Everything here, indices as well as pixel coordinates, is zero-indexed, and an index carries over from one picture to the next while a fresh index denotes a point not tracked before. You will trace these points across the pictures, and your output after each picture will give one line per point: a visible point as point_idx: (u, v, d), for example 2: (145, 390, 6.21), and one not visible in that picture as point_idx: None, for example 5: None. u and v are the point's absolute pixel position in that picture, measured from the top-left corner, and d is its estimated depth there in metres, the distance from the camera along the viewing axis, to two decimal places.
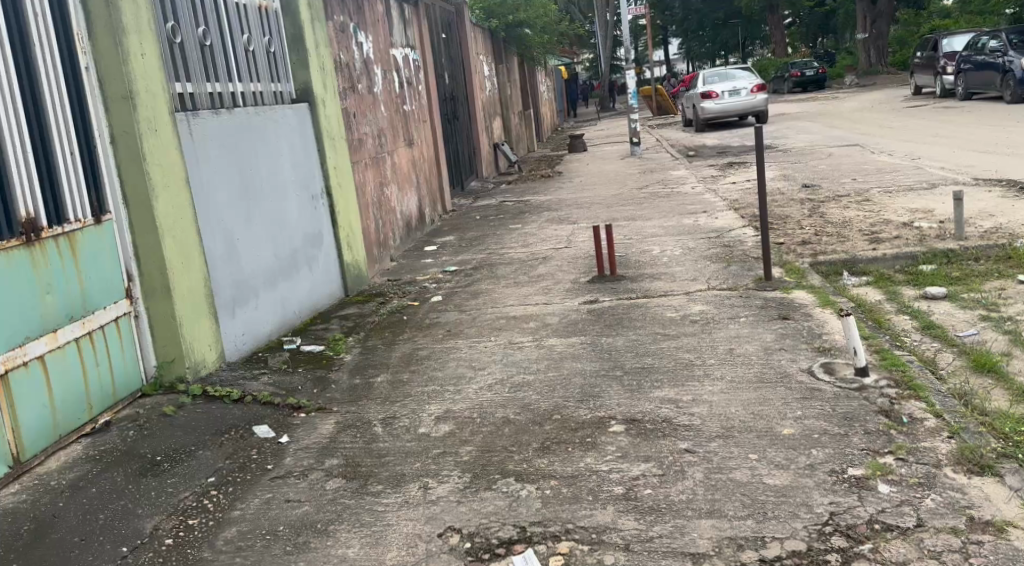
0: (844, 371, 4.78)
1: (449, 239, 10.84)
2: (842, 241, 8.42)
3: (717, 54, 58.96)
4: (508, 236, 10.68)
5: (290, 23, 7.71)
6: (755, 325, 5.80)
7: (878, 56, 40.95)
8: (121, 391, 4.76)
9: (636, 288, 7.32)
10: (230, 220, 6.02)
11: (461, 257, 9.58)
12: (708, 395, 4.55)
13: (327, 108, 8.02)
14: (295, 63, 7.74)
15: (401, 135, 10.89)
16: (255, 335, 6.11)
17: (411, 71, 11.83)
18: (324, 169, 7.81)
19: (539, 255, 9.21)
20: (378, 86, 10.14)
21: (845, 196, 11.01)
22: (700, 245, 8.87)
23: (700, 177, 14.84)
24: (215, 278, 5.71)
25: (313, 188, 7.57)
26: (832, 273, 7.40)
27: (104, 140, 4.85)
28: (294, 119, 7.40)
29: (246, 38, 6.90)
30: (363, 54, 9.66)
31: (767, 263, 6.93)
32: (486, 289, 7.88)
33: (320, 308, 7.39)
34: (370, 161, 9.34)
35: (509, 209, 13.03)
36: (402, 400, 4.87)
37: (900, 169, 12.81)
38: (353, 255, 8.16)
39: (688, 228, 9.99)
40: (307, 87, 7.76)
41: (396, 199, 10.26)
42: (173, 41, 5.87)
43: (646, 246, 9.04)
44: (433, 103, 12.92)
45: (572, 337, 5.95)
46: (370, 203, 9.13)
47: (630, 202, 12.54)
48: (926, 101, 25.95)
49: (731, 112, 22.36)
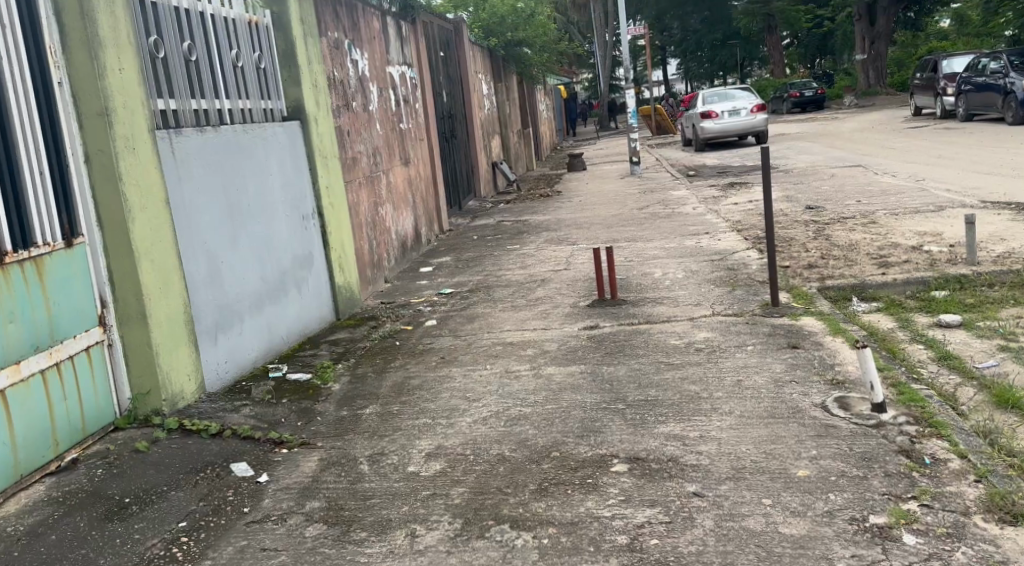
0: (859, 406, 4.52)
1: (445, 260, 10.58)
2: (849, 265, 8.16)
3: (715, 74, 58.92)
4: (505, 257, 10.42)
5: (282, 39, 7.50)
6: (763, 354, 5.54)
7: (877, 78, 40.86)
8: (91, 425, 4.53)
9: (638, 313, 7.06)
10: (214, 242, 5.79)
11: (458, 279, 9.33)
12: (716, 432, 4.28)
13: (320, 126, 7.80)
14: (286, 79, 7.51)
15: (398, 154, 10.66)
16: (239, 362, 5.86)
17: (407, 88, 11.61)
18: (316, 188, 7.57)
19: (537, 278, 8.95)
20: (374, 104, 9.91)
21: (849, 218, 10.78)
22: (704, 268, 8.62)
23: (701, 198, 14.60)
24: (197, 302, 5.47)
25: (305, 208, 7.34)
26: (840, 298, 7.15)
27: (77, 160, 4.64)
28: (286, 136, 7.17)
29: (234, 54, 6.67)
30: (358, 71, 9.44)
31: (774, 288, 6.69)
32: (483, 313, 7.61)
33: (311, 332, 7.13)
34: (365, 179, 9.10)
35: (508, 230, 12.78)
36: (391, 434, 4.61)
37: (904, 191, 12.59)
38: (346, 277, 7.91)
39: (690, 250, 9.73)
40: (299, 104, 7.52)
41: (391, 219, 10.02)
42: (156, 56, 5.64)
43: (648, 268, 8.79)
44: (430, 121, 12.70)
45: (571, 365, 5.69)
46: (363, 223, 8.88)
47: (630, 223, 12.30)
48: (927, 122, 25.80)
49: (731, 132, 22.16)
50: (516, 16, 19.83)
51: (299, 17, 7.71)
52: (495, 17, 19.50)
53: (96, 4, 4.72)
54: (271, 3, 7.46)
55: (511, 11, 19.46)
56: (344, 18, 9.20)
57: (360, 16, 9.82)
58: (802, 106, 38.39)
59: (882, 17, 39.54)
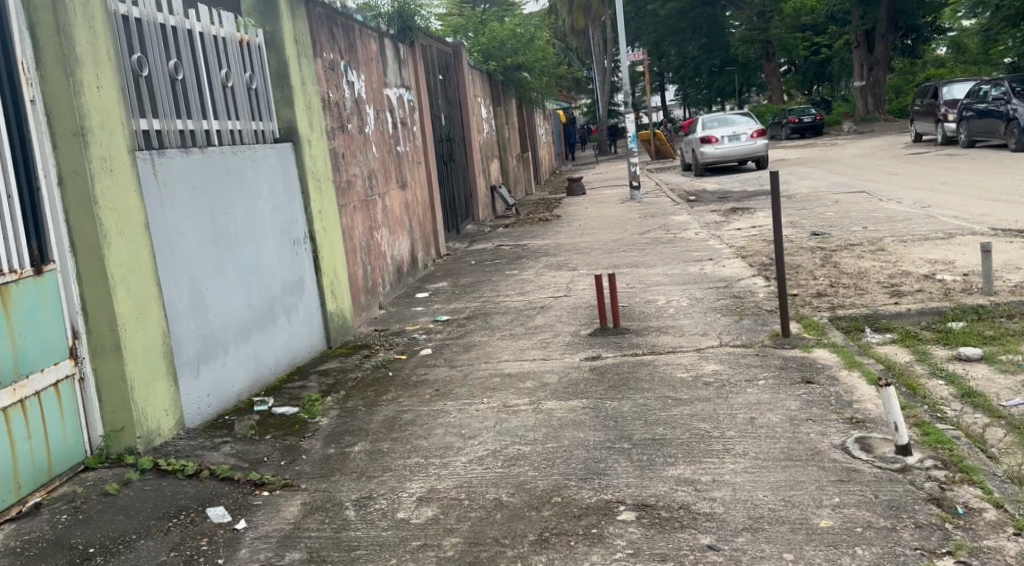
0: (882, 448, 4.23)
1: (442, 285, 10.30)
2: (860, 294, 7.88)
3: (714, 100, 58.93)
4: (504, 283, 10.14)
5: (274, 58, 7.25)
6: (776, 390, 5.26)
7: (875, 105, 40.78)
8: (58, 465, 4.27)
9: (642, 343, 6.78)
10: (198, 268, 5.52)
11: (454, 305, 9.04)
12: (729, 476, 4.00)
13: (313, 148, 7.54)
14: (278, 100, 7.25)
15: (394, 178, 10.41)
16: (223, 394, 5.57)
17: (405, 111, 11.37)
18: (308, 212, 7.30)
19: (537, 305, 8.67)
20: (371, 126, 9.66)
21: (855, 245, 10.52)
22: (709, 295, 8.34)
23: (703, 223, 14.35)
24: (177, 332, 5.19)
25: (296, 232, 7.06)
26: (852, 329, 6.87)
27: (49, 181, 4.38)
28: (277, 158, 6.91)
29: (224, 73, 6.43)
30: (354, 92, 9.19)
31: (784, 317, 6.41)
32: (480, 342, 7.32)
33: (300, 362, 6.83)
34: (360, 203, 8.83)
35: (506, 254, 12.52)
36: (381, 475, 4.32)
37: (911, 217, 12.33)
38: (339, 303, 7.63)
39: (694, 276, 9.45)
40: (292, 126, 7.27)
41: (387, 243, 9.74)
42: (139, 75, 5.38)
43: (651, 296, 8.51)
44: (429, 144, 12.47)
45: (573, 399, 5.39)
46: (358, 247, 8.60)
47: (632, 248, 12.04)
48: (928, 149, 25.60)
49: (731, 157, 21.95)
50: (515, 40, 19.66)
51: (293, 36, 7.46)
52: (497, 41, 19.27)
53: (74, 18, 4.47)
54: (263, 21, 7.22)
55: (511, 35, 19.24)
56: (340, 38, 8.97)
57: (356, 37, 9.60)
58: (801, 132, 38.25)
59: (880, 44, 39.52)
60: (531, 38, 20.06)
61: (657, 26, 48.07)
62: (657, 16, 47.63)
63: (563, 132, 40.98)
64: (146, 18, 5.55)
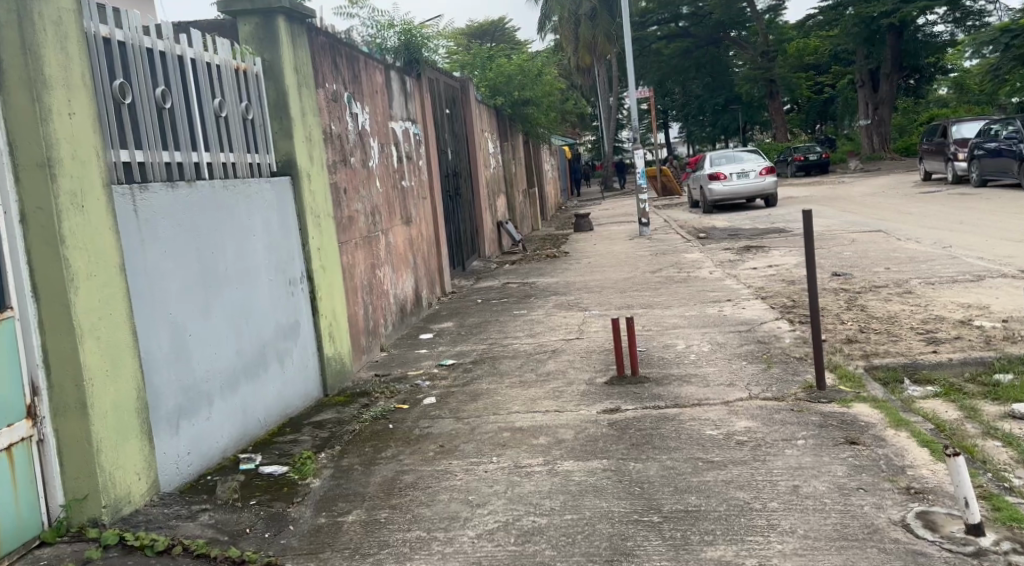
0: (948, 526, 3.79)
1: (448, 326, 9.81)
2: (894, 340, 7.38)
3: (719, 137, 58.69)
4: (513, 323, 9.66)
5: (272, 89, 6.82)
6: (818, 452, 4.79)
7: (881, 143, 40.41)
8: (8, 543, 3.84)
9: (665, 393, 6.28)
10: (182, 313, 5.07)
11: (460, 347, 8.56)
12: (778, 560, 3.62)
13: (313, 183, 7.08)
14: (276, 132, 6.80)
15: (399, 214, 9.95)
16: (205, 451, 5.12)
17: (410, 145, 10.95)
18: (306, 250, 6.84)
19: (548, 348, 8.18)
20: (375, 160, 9.21)
21: (880, 287, 10.01)
22: (732, 340, 7.83)
23: (717, 261, 13.89)
24: (156, 384, 4.75)
25: (292, 272, 6.60)
26: (890, 379, 6.38)
27: (10, 219, 3.95)
28: (273, 193, 6.45)
29: (218, 102, 5.99)
30: (358, 125, 8.75)
31: (819, 369, 5.94)
32: (488, 390, 6.80)
33: (295, 411, 6.36)
34: (362, 240, 8.37)
35: (514, 293, 12.03)
36: (377, 554, 3.91)
37: (933, 258, 11.83)
38: (337, 347, 7.14)
39: (712, 319, 8.96)
40: (290, 159, 6.82)
41: (390, 281, 9.25)
42: (122, 103, 4.92)
43: (670, 340, 8.00)
44: (434, 180, 12.02)
45: (593, 459, 4.88)
46: (359, 286, 8.12)
47: (645, 287, 11.54)
48: (939, 188, 25.15)
49: (740, 195, 21.53)
50: (523, 75, 19.31)
51: (293, 65, 7.03)
52: (504, 76, 19.05)
53: (42, 38, 4.05)
54: (261, 49, 6.80)
55: (518, 71, 18.99)
56: (344, 69, 8.53)
57: (361, 67, 9.17)
58: (807, 170, 37.88)
59: (886, 82, 39.27)
60: (540, 73, 19.64)
61: None
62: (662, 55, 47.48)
63: (568, 169, 40.64)
64: (130, 43, 5.10)
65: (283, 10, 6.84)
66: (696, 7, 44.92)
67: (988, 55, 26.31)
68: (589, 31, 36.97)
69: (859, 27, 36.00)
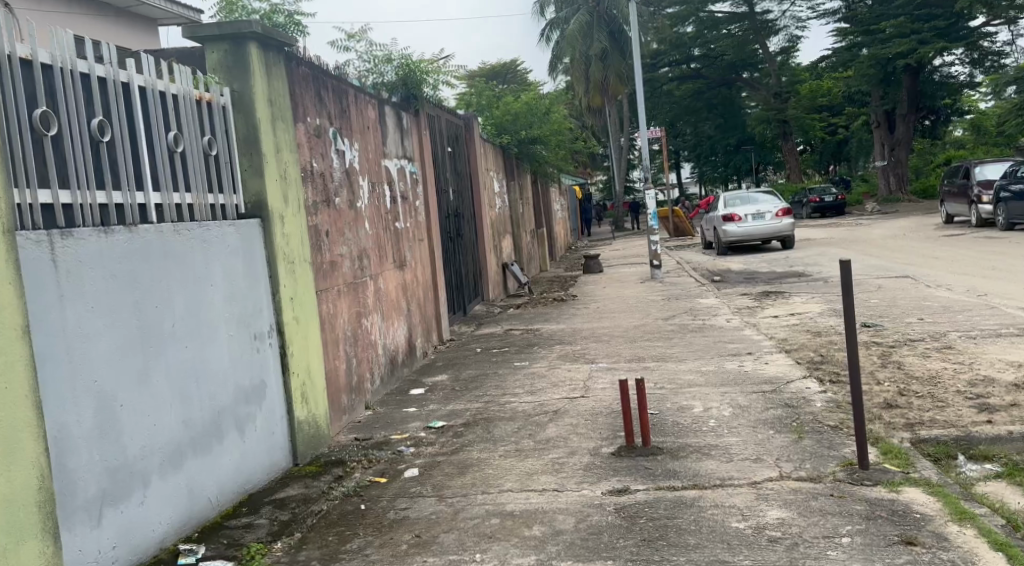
0: None
1: (442, 379, 9.00)
2: (940, 408, 6.56)
3: (732, 177, 58.03)
4: (513, 376, 8.86)
5: (241, 121, 6.06)
6: (867, 557, 4.07)
7: (899, 184, 39.51)
8: None
9: (682, 468, 5.48)
10: (114, 381, 4.33)
11: (454, 405, 7.78)
12: None
13: (288, 227, 6.31)
14: (244, 169, 6.04)
15: (390, 258, 9.18)
16: (136, 543, 4.39)
17: (406, 183, 10.21)
18: (276, 301, 6.06)
19: (550, 407, 7.38)
20: (364, 201, 8.45)
21: (915, 341, 9.18)
22: (755, 403, 7.01)
23: (734, 307, 13.08)
24: (73, 466, 4.03)
25: (259, 325, 5.84)
26: (941, 456, 5.60)
27: None
28: (238, 238, 5.69)
29: (172, 136, 5.25)
30: (345, 162, 7.99)
31: (862, 446, 5.20)
32: (480, 460, 6.00)
33: (258, 485, 5.58)
34: (346, 287, 7.59)
35: (516, 341, 11.22)
36: None
37: (971, 308, 10.99)
38: (311, 410, 6.34)
39: (733, 375, 8.14)
40: (260, 200, 6.04)
41: (379, 331, 8.47)
42: (42, 136, 4.18)
43: (686, 402, 7.18)
44: (433, 222, 11.28)
45: (597, 559, 4.20)
46: (341, 337, 7.32)
47: (657, 336, 10.73)
48: (963, 231, 24.27)
49: (756, 237, 20.73)
50: (530, 114, 18.63)
51: (267, 97, 6.28)
52: (510, 115, 18.38)
53: None
54: (230, 79, 6.06)
55: (525, 110, 18.34)
56: (331, 102, 7.77)
57: (351, 102, 8.43)
58: (822, 212, 37.08)
59: (901, 123, 38.56)
60: (549, 110, 18.99)
61: (674, 105, 47.31)
62: (673, 97, 46.96)
63: (575, 207, 38.53)
64: (59, 66, 4.35)
65: (255, 36, 6.09)
66: (708, 49, 44.45)
67: (1011, 96, 25.52)
68: (600, 71, 36.39)
69: (876, 68, 35.29)
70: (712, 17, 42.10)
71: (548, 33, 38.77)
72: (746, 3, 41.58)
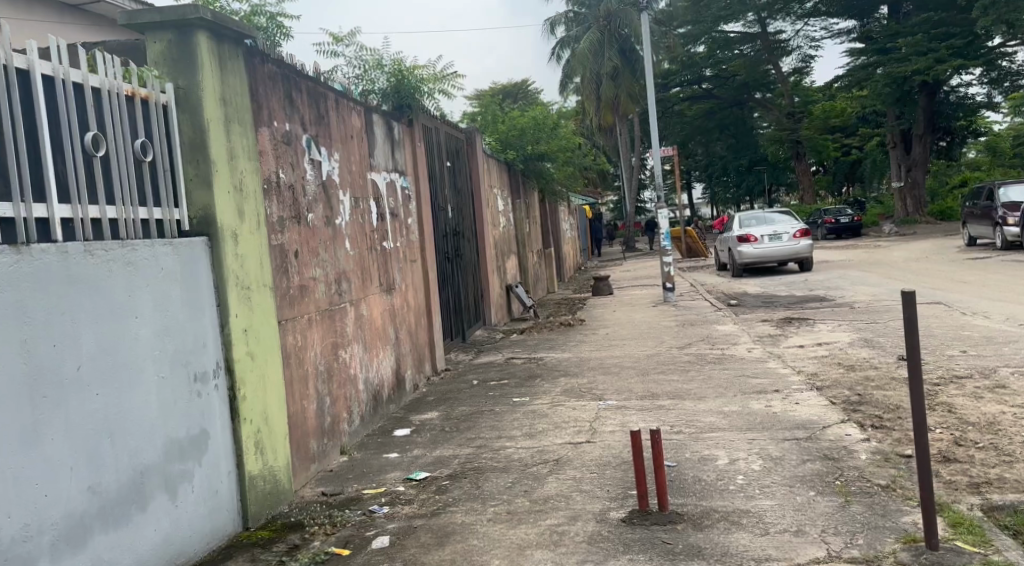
0: None
1: (432, 417, 8.04)
2: (1010, 469, 5.59)
3: (744, 197, 57.14)
4: (511, 414, 7.92)
5: (187, 122, 5.10)
6: None
7: (915, 206, 38.18)
8: None
9: (708, 542, 4.59)
10: None
11: (443, 449, 6.83)
12: None
13: (243, 247, 5.36)
14: (190, 178, 5.10)
15: (375, 281, 8.24)
16: None
17: (395, 199, 9.28)
18: (225, 334, 5.12)
19: (551, 454, 6.44)
20: (344, 218, 7.51)
21: (962, 378, 8.18)
22: (789, 454, 6.07)
23: (754, 335, 12.13)
24: None
25: (202, 363, 4.89)
26: (1021, 529, 4.67)
27: None
28: (176, 260, 4.76)
29: (91, 136, 4.34)
30: (322, 175, 7.02)
31: (930, 513, 4.28)
32: (464, 524, 5.06)
33: (193, 558, 4.68)
34: (318, 314, 6.62)
35: (517, 372, 10.26)
36: None
37: (1016, 339, 10.02)
38: (267, 463, 5.40)
39: (761, 417, 7.19)
40: (208, 215, 5.10)
41: (359, 362, 7.50)
42: None
43: (707, 451, 6.22)
44: (428, 242, 10.36)
45: None
46: (311, 373, 6.36)
47: (672, 368, 9.77)
48: (989, 254, 23.23)
49: (772, 258, 19.74)
50: (538, 129, 17.78)
51: (219, 94, 5.31)
52: (516, 130, 17.56)
53: None
54: (174, 73, 5.12)
55: (531, 125, 17.53)
56: (306, 106, 6.79)
57: (332, 108, 7.48)
58: (837, 233, 36.06)
59: (919, 143, 37.49)
60: (557, 125, 18.13)
61: (685, 124, 46.33)
62: (684, 116, 46.14)
63: (575, 223, 32.22)
64: None
65: (205, 23, 5.13)
66: (719, 69, 43.63)
67: None
68: (611, 90, 35.49)
69: (890, 87, 33.89)
70: (724, 36, 41.30)
71: (559, 52, 38.01)
72: (758, 23, 40.72)
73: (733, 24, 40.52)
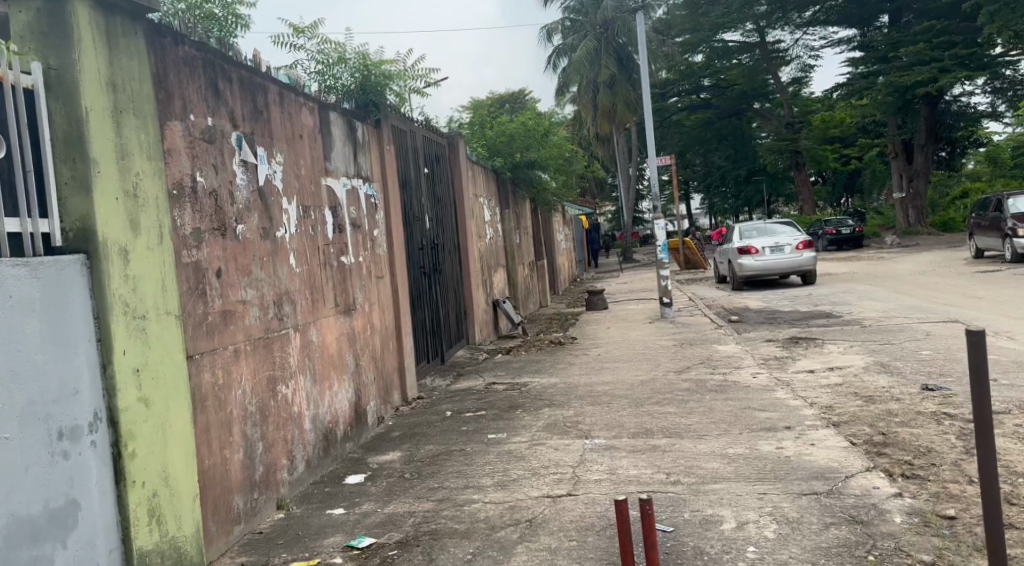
0: None
1: (394, 459, 6.99)
2: None
3: (742, 208, 56.18)
4: (483, 455, 6.88)
5: (60, 111, 4.09)
6: None
7: (917, 217, 36.98)
8: None
9: None
10: None
11: (398, 503, 5.77)
12: None
13: (136, 265, 4.31)
14: (64, 181, 4.09)
15: (330, 301, 7.19)
16: None
17: (358, 209, 8.25)
18: (109, 375, 4.09)
19: (523, 511, 5.42)
20: (289, 230, 6.46)
21: (999, 415, 7.14)
22: (807, 515, 5.06)
23: (759, 357, 11.08)
24: None
25: (74, 415, 3.90)
26: None
27: None
28: (34, 286, 3.81)
29: None
30: (258, 178, 5.97)
31: (997, 547, 3.76)
32: None
33: None
34: (250, 344, 5.57)
35: (496, 400, 9.20)
36: None
37: None
38: (169, 533, 4.37)
39: (772, 463, 6.15)
40: (87, 228, 4.08)
41: (308, 398, 6.45)
42: None
43: (710, 511, 5.18)
44: (398, 255, 9.31)
45: None
46: (236, 414, 5.30)
47: (668, 397, 8.73)
48: (996, 267, 22.22)
49: (774, 271, 18.68)
50: (528, 136, 16.70)
51: (108, 77, 4.29)
52: (506, 136, 16.48)
53: None
54: (46, 49, 4.12)
55: (521, 131, 16.45)
56: (238, 97, 5.75)
57: (275, 103, 6.44)
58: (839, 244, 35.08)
59: (921, 153, 36.11)
60: (549, 132, 17.03)
61: (684, 134, 45.87)
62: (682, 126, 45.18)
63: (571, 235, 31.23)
64: None
65: None
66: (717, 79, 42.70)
67: None
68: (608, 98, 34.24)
69: (894, 96, 32.92)
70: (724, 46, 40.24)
71: (555, 60, 37.03)
72: (758, 32, 39.83)
73: (732, 32, 39.59)
